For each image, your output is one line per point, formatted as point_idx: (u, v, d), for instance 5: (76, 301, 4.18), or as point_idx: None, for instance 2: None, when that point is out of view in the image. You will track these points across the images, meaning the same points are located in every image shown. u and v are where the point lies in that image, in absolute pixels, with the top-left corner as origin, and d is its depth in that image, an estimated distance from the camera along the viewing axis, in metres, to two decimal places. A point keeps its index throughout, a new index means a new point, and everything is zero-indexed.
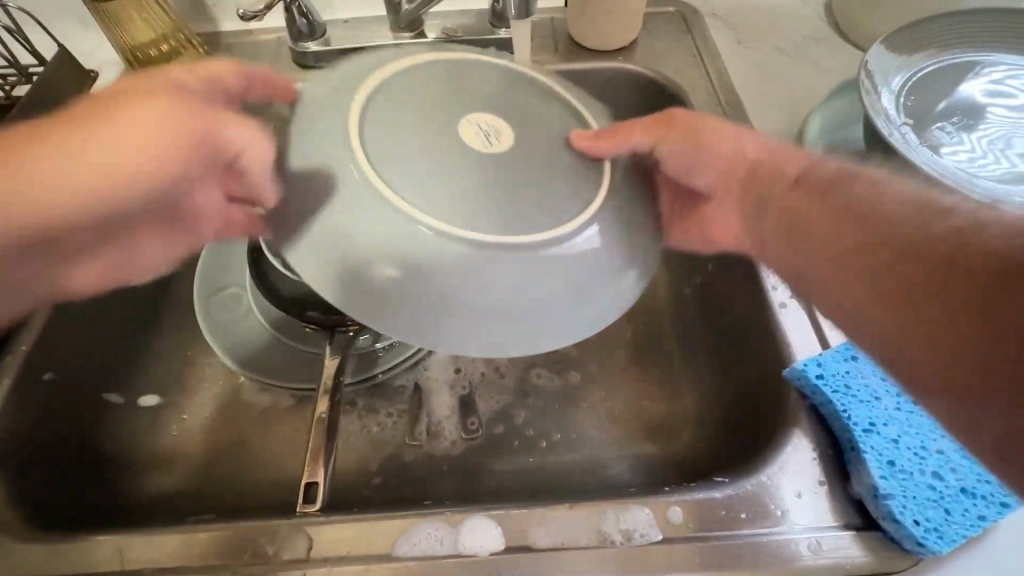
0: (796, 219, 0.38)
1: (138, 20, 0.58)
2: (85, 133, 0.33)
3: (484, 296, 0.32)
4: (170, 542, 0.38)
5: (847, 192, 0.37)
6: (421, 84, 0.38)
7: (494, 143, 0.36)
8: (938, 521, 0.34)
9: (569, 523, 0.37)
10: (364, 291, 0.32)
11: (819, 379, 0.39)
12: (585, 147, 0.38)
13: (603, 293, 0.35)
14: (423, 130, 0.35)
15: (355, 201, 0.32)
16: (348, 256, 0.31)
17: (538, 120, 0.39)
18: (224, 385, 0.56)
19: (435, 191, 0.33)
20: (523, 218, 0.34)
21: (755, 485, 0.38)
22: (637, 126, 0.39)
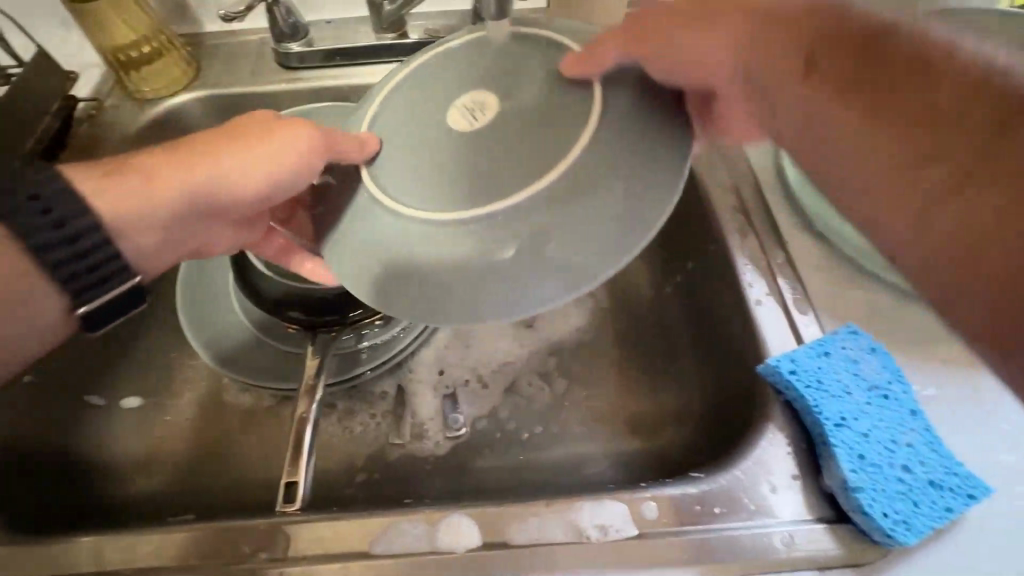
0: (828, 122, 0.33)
1: (119, 23, 0.58)
2: (238, 151, 0.41)
3: (520, 247, 0.32)
4: (148, 543, 0.38)
5: (893, 73, 0.30)
6: (412, 99, 0.40)
7: (480, 120, 0.36)
8: (906, 514, 0.35)
9: (546, 519, 0.37)
10: (411, 288, 0.33)
11: (792, 374, 0.40)
12: (574, 73, 0.36)
13: (643, 197, 0.32)
14: (420, 141, 0.38)
15: (377, 221, 0.35)
16: (385, 265, 0.34)
17: (522, 79, 0.37)
18: (207, 387, 0.56)
19: (437, 188, 0.35)
20: (522, 170, 0.33)
21: (730, 480, 0.38)
22: (623, 40, 0.36)
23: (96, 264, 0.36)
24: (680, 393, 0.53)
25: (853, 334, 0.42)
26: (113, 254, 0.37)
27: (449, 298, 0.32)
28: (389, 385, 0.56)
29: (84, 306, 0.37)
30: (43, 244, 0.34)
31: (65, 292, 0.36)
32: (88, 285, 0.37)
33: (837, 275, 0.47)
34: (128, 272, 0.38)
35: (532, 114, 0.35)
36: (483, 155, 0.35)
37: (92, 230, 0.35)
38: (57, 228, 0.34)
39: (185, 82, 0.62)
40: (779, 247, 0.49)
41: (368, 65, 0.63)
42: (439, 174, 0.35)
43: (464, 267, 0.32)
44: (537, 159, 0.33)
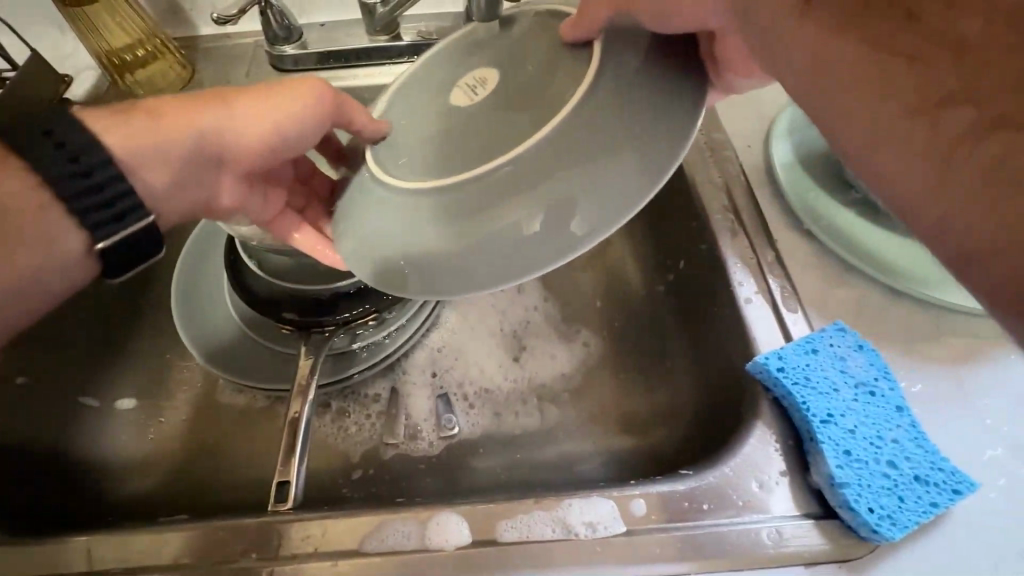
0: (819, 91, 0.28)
1: (113, 26, 0.58)
2: (234, 108, 0.43)
3: (532, 202, 0.31)
4: (141, 542, 0.38)
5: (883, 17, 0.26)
6: (412, 93, 0.40)
7: (481, 93, 0.36)
8: (891, 508, 0.35)
9: (535, 517, 0.37)
10: (428, 263, 0.32)
11: (779, 372, 0.40)
12: (574, 36, 0.35)
13: (648, 142, 0.31)
14: (422, 125, 0.37)
15: (378, 205, 0.34)
16: (392, 248, 0.33)
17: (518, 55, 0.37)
18: (201, 388, 0.56)
19: (436, 161, 0.34)
20: (517, 131, 0.32)
21: (719, 477, 0.38)
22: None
23: (111, 201, 0.36)
24: (672, 391, 0.53)
25: (840, 331, 0.42)
26: (127, 190, 0.37)
27: (467, 265, 0.31)
28: (382, 386, 0.56)
29: (101, 242, 0.37)
30: (60, 176, 0.34)
31: (82, 227, 0.36)
32: (101, 222, 0.36)
33: (825, 273, 0.48)
34: (141, 208, 0.37)
35: (529, 83, 0.34)
36: (481, 126, 0.34)
37: (106, 166, 0.36)
38: (74, 163, 0.35)
39: (181, 85, 0.62)
40: (769, 245, 0.49)
41: (362, 67, 0.64)
42: (437, 150, 0.34)
43: (476, 230, 0.31)
44: (536, 122, 0.32)
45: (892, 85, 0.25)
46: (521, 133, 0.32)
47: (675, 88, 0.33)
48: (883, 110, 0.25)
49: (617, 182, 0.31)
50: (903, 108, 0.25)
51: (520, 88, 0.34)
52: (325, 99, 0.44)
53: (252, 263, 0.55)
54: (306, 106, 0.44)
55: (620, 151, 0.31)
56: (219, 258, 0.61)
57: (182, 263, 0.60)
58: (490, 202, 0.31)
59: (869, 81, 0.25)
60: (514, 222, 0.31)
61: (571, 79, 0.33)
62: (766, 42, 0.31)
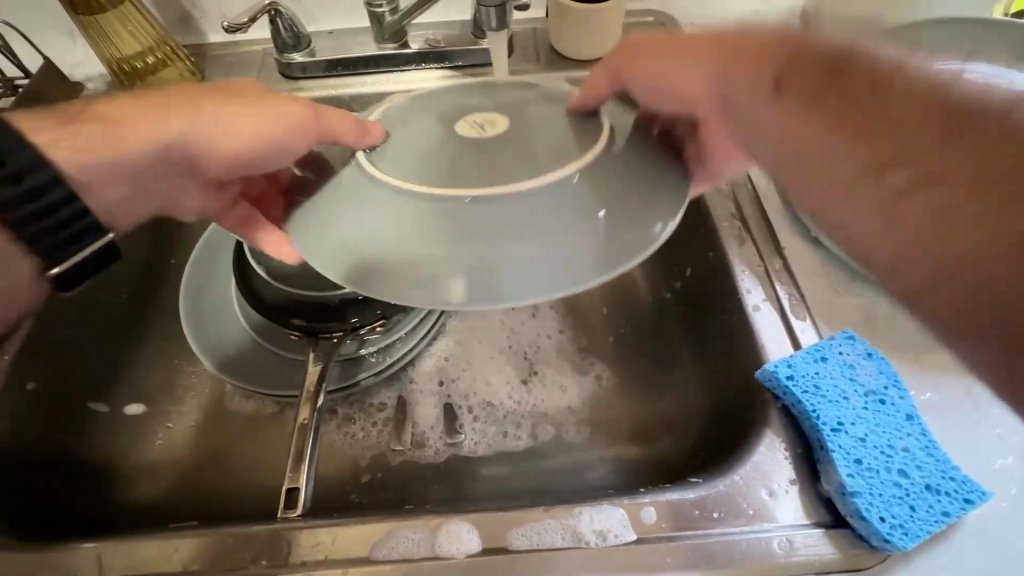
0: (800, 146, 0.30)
1: (124, 33, 0.59)
2: (217, 116, 0.40)
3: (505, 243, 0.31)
4: (151, 549, 0.38)
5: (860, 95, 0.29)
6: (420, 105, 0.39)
7: (488, 129, 0.35)
8: (903, 517, 0.35)
9: (544, 525, 0.37)
10: (388, 274, 0.31)
11: (789, 380, 0.40)
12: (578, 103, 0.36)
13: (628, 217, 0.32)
14: (420, 136, 0.36)
15: (362, 201, 0.34)
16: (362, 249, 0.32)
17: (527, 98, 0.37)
18: (209, 394, 0.56)
19: (428, 175, 0.33)
20: (519, 172, 0.32)
21: (728, 486, 0.38)
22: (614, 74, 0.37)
23: (67, 223, 0.37)
24: (679, 397, 0.54)
25: (849, 339, 0.42)
26: (81, 211, 0.38)
27: (423, 287, 0.31)
28: (389, 395, 0.57)
29: (56, 266, 0.38)
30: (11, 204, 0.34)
31: (34, 253, 0.37)
32: (59, 244, 0.38)
33: (833, 281, 0.48)
34: (97, 227, 0.39)
35: (532, 127, 0.35)
36: (483, 155, 0.34)
37: (55, 186, 0.36)
38: (16, 184, 0.34)
39: None
40: (776, 252, 0.49)
41: (370, 75, 0.64)
42: (435, 164, 0.34)
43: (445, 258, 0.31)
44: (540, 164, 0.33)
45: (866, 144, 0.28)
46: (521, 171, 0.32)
47: (660, 167, 0.35)
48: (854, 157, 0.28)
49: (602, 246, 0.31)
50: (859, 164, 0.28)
51: (529, 129, 0.35)
52: (316, 119, 0.39)
53: (259, 269, 0.55)
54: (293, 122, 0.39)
55: (608, 215, 0.32)
56: (228, 266, 0.61)
57: (190, 270, 0.60)
58: (483, 234, 0.31)
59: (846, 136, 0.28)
60: (498, 256, 0.31)
61: (580, 140, 0.34)
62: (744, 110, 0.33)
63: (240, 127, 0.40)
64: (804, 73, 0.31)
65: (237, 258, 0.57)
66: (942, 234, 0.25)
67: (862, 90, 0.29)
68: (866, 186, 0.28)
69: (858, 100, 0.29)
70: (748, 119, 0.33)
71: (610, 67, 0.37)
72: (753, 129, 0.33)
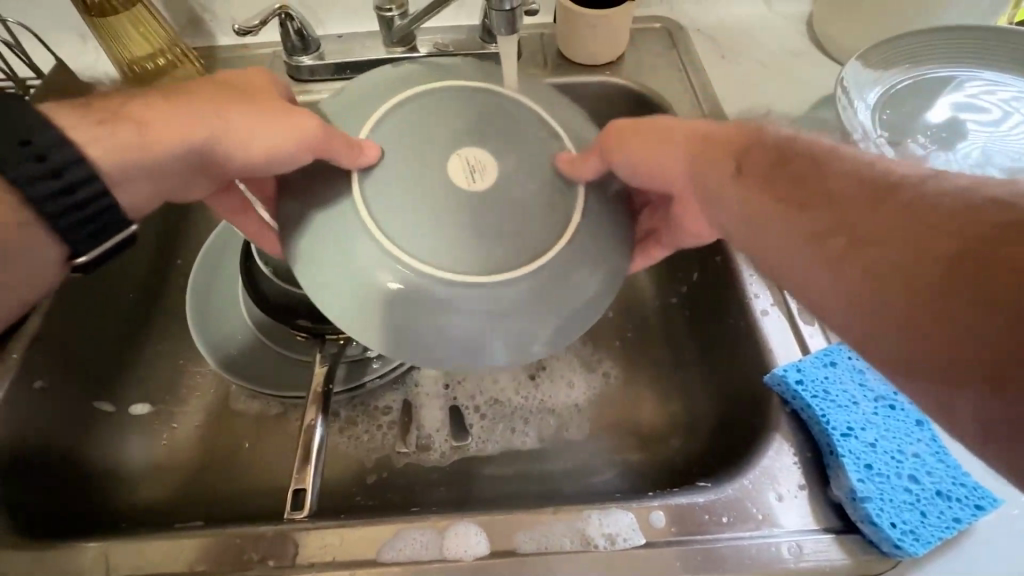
0: (754, 220, 0.35)
1: (135, 35, 0.59)
2: (222, 123, 0.38)
3: (495, 308, 0.34)
4: (157, 548, 0.38)
5: (800, 177, 0.33)
6: (414, 124, 0.37)
7: (478, 179, 0.35)
8: (914, 523, 0.35)
9: (553, 527, 0.37)
10: (387, 329, 0.33)
11: (798, 385, 0.40)
12: (566, 165, 0.37)
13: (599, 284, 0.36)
14: (409, 181, 0.35)
15: (352, 248, 0.34)
16: (363, 302, 0.33)
17: (520, 138, 0.38)
18: (215, 395, 0.56)
19: (420, 237, 0.34)
20: (508, 243, 0.35)
21: (736, 490, 0.38)
22: (609, 135, 0.38)
23: (96, 215, 0.35)
24: (685, 401, 0.54)
25: None
26: (111, 205, 0.35)
27: (423, 347, 0.33)
28: (394, 398, 0.57)
29: (83, 256, 0.37)
30: (39, 193, 0.33)
31: (62, 242, 0.35)
32: (87, 236, 0.36)
33: None
34: (124, 222, 0.37)
35: (522, 184, 0.36)
36: (474, 215, 0.35)
37: (92, 181, 0.34)
38: (55, 178, 0.33)
39: None
40: None
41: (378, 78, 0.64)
42: (431, 222, 0.34)
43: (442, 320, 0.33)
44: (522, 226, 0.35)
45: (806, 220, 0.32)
46: (504, 236, 0.35)
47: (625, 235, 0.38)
48: (795, 234, 0.32)
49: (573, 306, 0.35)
50: (805, 235, 0.32)
51: (517, 187, 0.36)
52: (314, 130, 0.35)
53: (265, 270, 0.55)
54: (294, 130, 0.36)
55: (586, 279, 0.35)
56: (233, 267, 0.61)
57: (196, 271, 0.60)
58: (467, 290, 0.34)
59: (786, 217, 0.33)
60: (482, 313, 0.34)
61: (561, 207, 0.36)
62: (705, 189, 0.38)
63: (250, 128, 0.38)
64: (756, 158, 0.36)
65: (244, 258, 0.57)
66: (883, 294, 0.28)
67: (803, 173, 0.33)
68: (816, 253, 0.31)
69: (797, 180, 0.33)
70: (713, 194, 0.37)
71: (600, 143, 0.37)
72: (721, 202, 0.37)
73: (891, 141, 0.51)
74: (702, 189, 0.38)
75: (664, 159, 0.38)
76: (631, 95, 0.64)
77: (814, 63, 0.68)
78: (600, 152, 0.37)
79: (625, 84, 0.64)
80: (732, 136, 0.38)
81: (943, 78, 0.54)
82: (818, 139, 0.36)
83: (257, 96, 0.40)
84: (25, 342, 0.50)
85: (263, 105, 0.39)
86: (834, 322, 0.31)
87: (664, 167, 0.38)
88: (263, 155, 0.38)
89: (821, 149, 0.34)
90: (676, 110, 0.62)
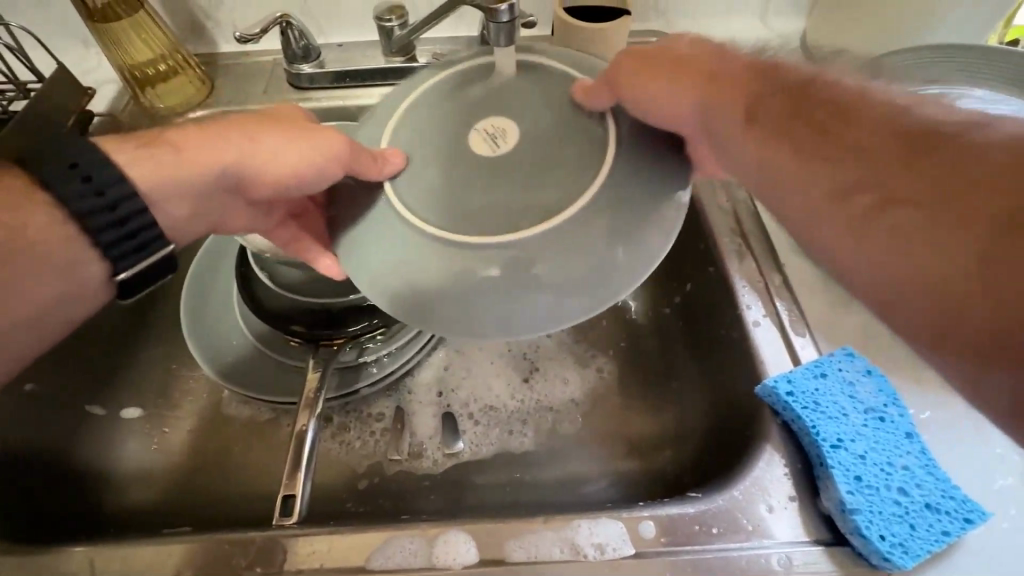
0: (768, 174, 0.32)
1: (137, 41, 0.59)
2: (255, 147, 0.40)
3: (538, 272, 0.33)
4: (145, 553, 0.38)
5: (820, 125, 0.31)
6: (437, 108, 0.38)
7: (501, 144, 0.35)
8: (903, 536, 0.35)
9: (543, 536, 0.37)
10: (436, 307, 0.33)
11: (789, 396, 0.40)
12: (583, 98, 0.36)
13: (647, 235, 0.34)
14: (435, 157, 0.36)
15: (392, 237, 0.35)
16: (410, 285, 0.34)
17: (534, 96, 0.37)
18: (207, 399, 0.56)
19: (450, 211, 0.34)
20: (536, 204, 0.33)
21: (727, 501, 0.38)
22: (621, 67, 0.36)
23: (134, 233, 0.37)
24: (677, 411, 0.54)
25: (849, 356, 0.43)
26: (150, 223, 0.37)
27: (474, 318, 0.33)
28: (386, 404, 0.56)
29: (124, 272, 0.38)
30: (87, 212, 0.35)
31: (107, 258, 0.37)
32: (126, 254, 0.37)
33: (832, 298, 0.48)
34: (163, 239, 0.38)
35: (543, 139, 0.35)
36: (495, 180, 0.34)
37: (128, 201, 0.36)
38: (100, 199, 0.35)
39: (200, 101, 0.65)
40: (776, 269, 0.50)
41: (377, 87, 0.65)
42: (455, 194, 0.34)
43: (489, 290, 0.33)
44: (540, 176, 0.34)
45: (823, 174, 0.30)
46: (520, 190, 0.34)
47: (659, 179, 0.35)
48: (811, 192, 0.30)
49: (622, 250, 0.33)
50: (826, 192, 0.30)
51: (538, 144, 0.35)
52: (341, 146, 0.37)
53: (262, 276, 0.56)
54: (322, 148, 0.38)
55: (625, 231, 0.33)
56: (228, 273, 0.61)
57: (191, 277, 0.60)
58: (501, 255, 0.33)
59: (804, 172, 0.31)
60: (524, 276, 0.33)
61: (583, 159, 0.34)
62: (716, 139, 0.35)
63: (274, 154, 0.40)
64: (769, 107, 0.33)
65: (240, 264, 0.57)
66: (910, 250, 0.26)
67: (823, 121, 0.31)
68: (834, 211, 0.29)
69: (816, 129, 0.31)
70: (726, 147, 0.35)
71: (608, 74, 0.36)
72: (731, 152, 0.34)
73: None
74: (714, 142, 0.35)
75: (678, 92, 0.35)
76: None
77: None
78: (610, 84, 0.36)
79: None
80: (745, 84, 0.35)
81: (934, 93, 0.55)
82: (835, 83, 0.33)
83: (283, 120, 0.42)
84: None
85: (292, 129, 0.41)
86: (854, 286, 0.29)
87: (674, 113, 0.35)
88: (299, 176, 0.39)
89: (840, 95, 0.32)
90: None
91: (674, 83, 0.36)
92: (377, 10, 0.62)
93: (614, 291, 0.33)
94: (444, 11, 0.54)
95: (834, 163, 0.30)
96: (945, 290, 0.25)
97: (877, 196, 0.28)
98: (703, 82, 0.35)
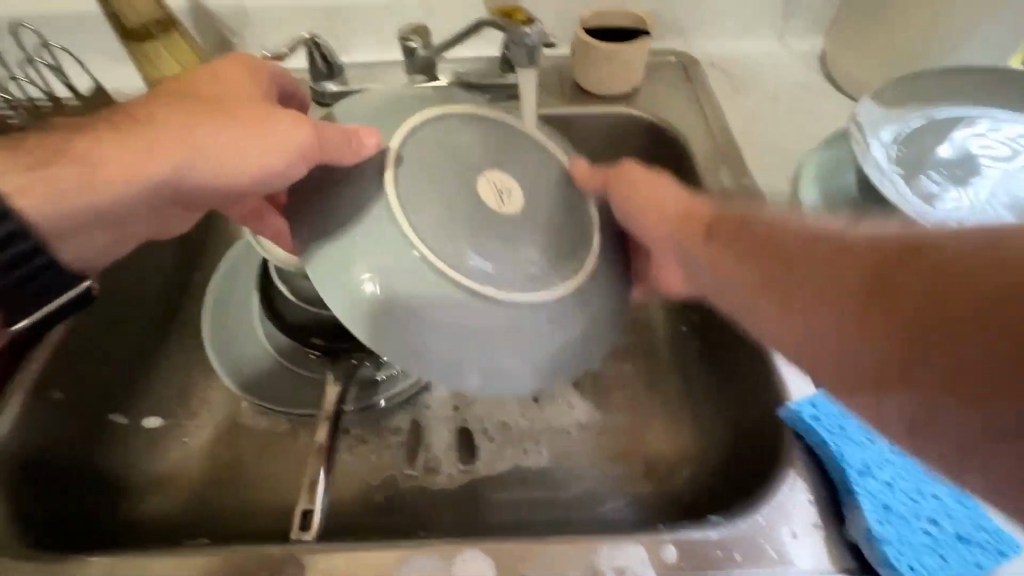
0: (719, 279, 0.38)
1: (162, 53, 0.60)
2: (212, 132, 0.40)
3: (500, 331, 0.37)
4: (165, 565, 0.38)
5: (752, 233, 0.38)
6: (448, 139, 0.42)
7: (507, 204, 0.41)
8: (933, 568, 0.34)
9: (562, 558, 0.37)
10: (395, 329, 0.35)
11: (814, 420, 0.39)
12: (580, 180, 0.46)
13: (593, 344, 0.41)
14: (440, 189, 0.39)
15: (371, 242, 0.36)
16: (376, 298, 0.35)
17: (531, 178, 0.44)
18: (226, 410, 0.57)
19: (437, 242, 0.37)
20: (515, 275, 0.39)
21: (750, 526, 0.37)
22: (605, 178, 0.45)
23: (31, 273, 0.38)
24: (694, 431, 0.53)
25: None
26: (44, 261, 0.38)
27: (431, 353, 0.36)
28: (403, 418, 0.57)
29: (24, 318, 0.39)
30: None
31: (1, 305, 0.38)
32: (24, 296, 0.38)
33: None
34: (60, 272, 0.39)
35: (535, 220, 0.42)
36: (483, 237, 0.39)
37: (22, 241, 0.37)
38: None
39: None
40: None
41: None
42: (451, 232, 0.38)
43: (452, 331, 0.36)
44: (529, 263, 0.40)
45: (757, 266, 0.36)
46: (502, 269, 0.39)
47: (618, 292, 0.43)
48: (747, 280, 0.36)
49: (574, 352, 0.40)
50: (758, 283, 0.35)
51: (531, 223, 0.41)
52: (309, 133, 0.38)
53: (281, 288, 0.56)
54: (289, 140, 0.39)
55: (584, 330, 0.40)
56: (249, 284, 0.62)
57: (212, 287, 0.61)
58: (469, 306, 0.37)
59: (744, 265, 0.36)
60: (487, 329, 0.37)
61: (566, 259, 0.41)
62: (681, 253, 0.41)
63: (232, 143, 0.40)
64: (722, 226, 0.40)
65: (261, 276, 0.58)
66: (833, 319, 0.30)
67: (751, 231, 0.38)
68: (767, 296, 0.35)
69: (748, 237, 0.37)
70: (688, 259, 0.41)
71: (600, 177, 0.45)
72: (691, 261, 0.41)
73: (907, 175, 0.51)
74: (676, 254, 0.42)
75: (654, 197, 0.43)
76: (645, 125, 0.65)
77: (827, 98, 0.69)
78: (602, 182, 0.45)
79: (639, 115, 0.65)
80: (700, 209, 0.42)
81: (959, 115, 0.55)
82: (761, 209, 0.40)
83: (238, 98, 0.41)
84: (45, 353, 0.49)
85: (252, 111, 0.41)
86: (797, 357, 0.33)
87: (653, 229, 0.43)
88: (257, 166, 0.40)
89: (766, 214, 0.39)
90: (689, 139, 0.63)
91: (650, 198, 0.43)
92: (401, 30, 0.63)
93: (560, 373, 0.39)
94: (466, 31, 0.55)
95: (763, 265, 0.35)
96: (866, 350, 0.29)
97: (800, 290, 0.33)
98: (667, 194, 0.43)
